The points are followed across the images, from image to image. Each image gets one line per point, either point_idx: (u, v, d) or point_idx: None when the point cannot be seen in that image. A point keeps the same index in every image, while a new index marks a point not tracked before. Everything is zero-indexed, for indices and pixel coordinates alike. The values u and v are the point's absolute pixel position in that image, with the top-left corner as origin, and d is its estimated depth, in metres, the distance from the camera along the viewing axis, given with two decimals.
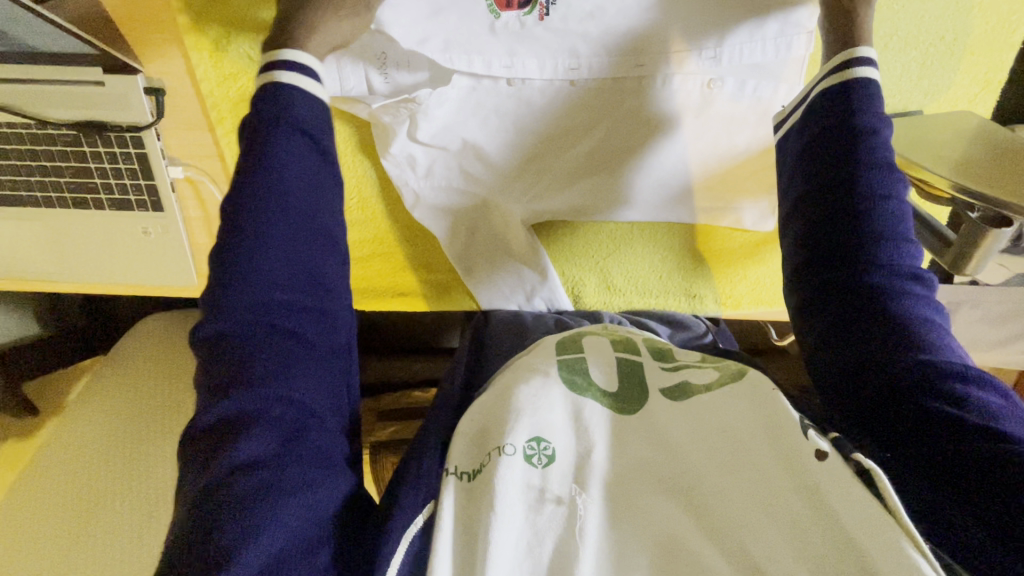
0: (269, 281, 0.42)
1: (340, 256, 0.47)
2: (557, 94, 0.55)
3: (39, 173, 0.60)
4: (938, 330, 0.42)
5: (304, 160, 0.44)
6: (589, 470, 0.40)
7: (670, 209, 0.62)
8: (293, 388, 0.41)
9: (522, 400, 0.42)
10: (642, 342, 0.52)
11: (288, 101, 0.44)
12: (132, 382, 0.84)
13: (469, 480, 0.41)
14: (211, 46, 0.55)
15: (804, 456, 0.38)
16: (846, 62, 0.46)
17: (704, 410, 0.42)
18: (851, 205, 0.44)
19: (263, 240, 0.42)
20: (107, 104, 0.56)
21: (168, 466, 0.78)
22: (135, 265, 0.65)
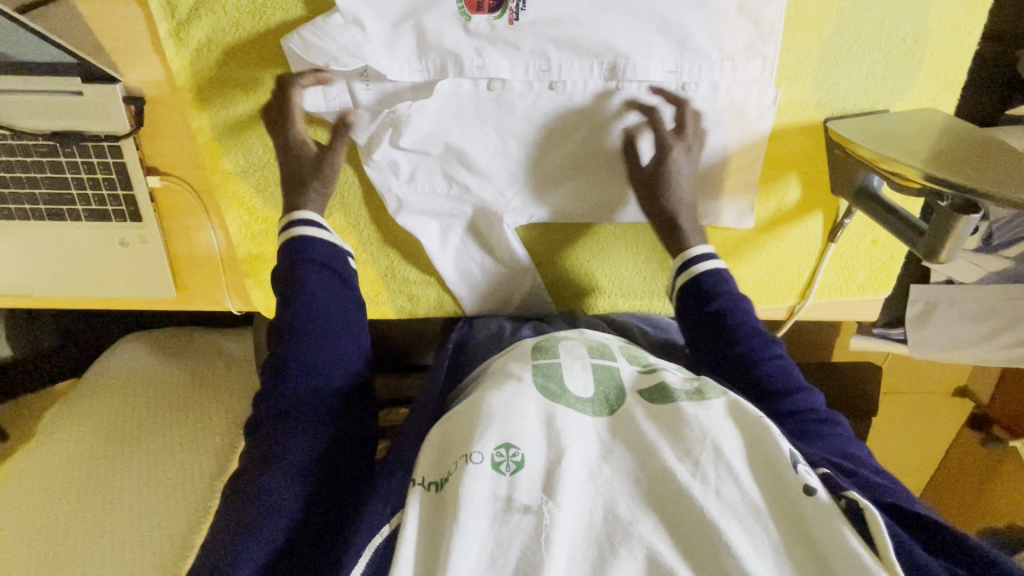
0: (295, 363, 0.52)
1: (359, 330, 0.57)
2: (536, 98, 0.56)
3: (12, 184, 0.59)
4: (848, 451, 0.52)
5: (321, 280, 0.55)
6: (557, 475, 0.41)
7: (651, 208, 0.62)
8: (321, 431, 0.49)
9: (488, 411, 0.44)
10: (618, 349, 0.57)
11: (299, 246, 0.55)
12: (109, 406, 0.82)
13: (436, 490, 0.44)
14: (192, 56, 0.55)
15: (793, 486, 0.42)
16: (686, 261, 0.58)
17: (682, 421, 0.45)
18: (737, 355, 0.55)
19: (293, 339, 0.52)
20: (84, 114, 0.56)
21: (147, 491, 0.75)
22: (114, 277, 0.64)
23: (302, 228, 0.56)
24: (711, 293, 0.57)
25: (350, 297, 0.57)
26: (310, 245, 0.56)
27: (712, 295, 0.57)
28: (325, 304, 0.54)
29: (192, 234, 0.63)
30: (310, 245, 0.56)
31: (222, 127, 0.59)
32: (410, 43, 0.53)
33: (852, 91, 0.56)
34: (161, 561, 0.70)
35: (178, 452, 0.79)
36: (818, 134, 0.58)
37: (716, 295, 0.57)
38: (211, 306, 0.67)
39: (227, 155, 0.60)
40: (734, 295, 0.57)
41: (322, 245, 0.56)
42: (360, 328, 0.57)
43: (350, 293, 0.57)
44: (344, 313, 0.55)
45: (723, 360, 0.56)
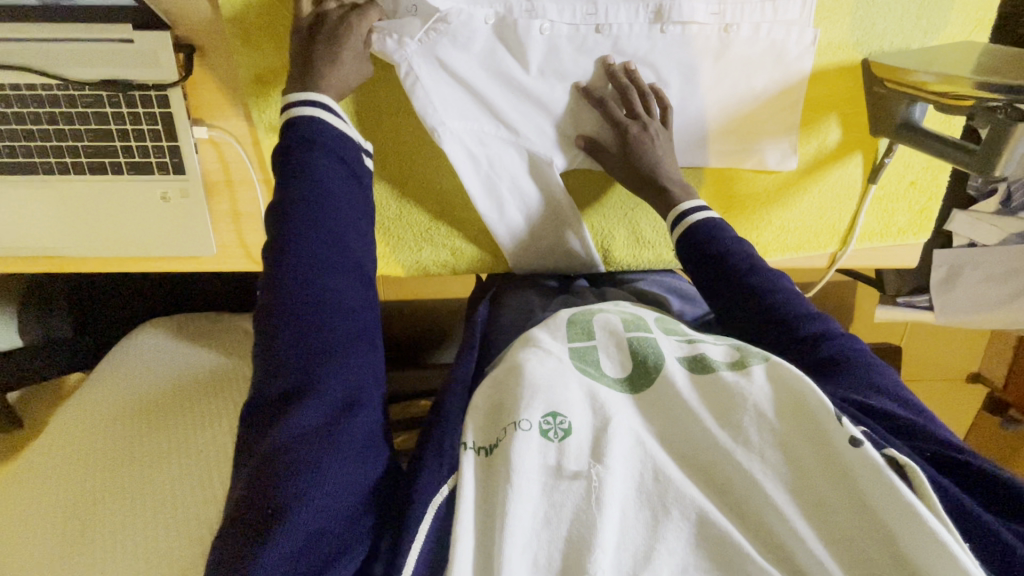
0: (305, 271, 0.47)
1: (368, 237, 0.53)
2: (582, 41, 0.57)
3: (55, 137, 0.58)
4: (874, 369, 0.51)
5: (332, 173, 0.51)
6: (605, 442, 0.40)
7: (695, 152, 0.63)
8: (340, 362, 0.45)
9: (531, 382, 0.42)
10: (653, 320, 0.52)
11: (308, 129, 0.51)
12: (133, 383, 0.79)
13: (486, 454, 0.42)
14: (244, 3, 0.56)
15: (836, 439, 0.39)
16: (680, 215, 0.59)
17: (725, 390, 0.42)
18: (751, 290, 0.55)
19: (298, 248, 0.47)
20: (132, 62, 0.56)
21: (174, 463, 0.70)
22: (154, 235, 0.63)
23: (306, 111, 0.51)
24: (710, 237, 0.58)
25: (363, 204, 0.54)
26: (320, 130, 0.52)
27: (711, 238, 0.58)
28: (332, 218, 0.50)
29: (237, 187, 0.63)
30: (321, 130, 0.52)
31: (270, 77, 0.59)
32: None
33: (888, 31, 0.58)
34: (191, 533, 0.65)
35: (206, 426, 0.75)
36: (856, 75, 0.60)
37: (716, 239, 0.58)
38: (251, 264, 0.66)
39: (274, 105, 0.60)
40: (731, 238, 0.58)
41: (334, 134, 0.52)
42: (370, 227, 0.54)
43: (362, 197, 0.54)
44: (355, 221, 0.52)
45: (740, 294, 0.56)
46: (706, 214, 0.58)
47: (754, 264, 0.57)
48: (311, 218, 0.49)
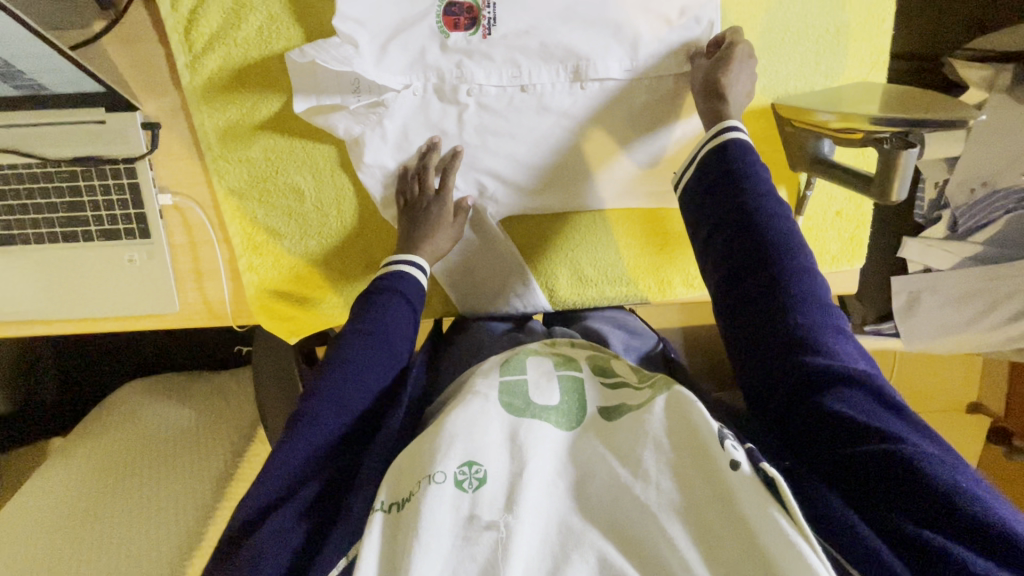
0: (331, 382, 0.51)
1: (400, 357, 0.57)
2: (509, 100, 0.63)
3: (32, 210, 0.63)
4: (839, 342, 0.46)
5: (396, 311, 0.58)
6: (517, 490, 0.41)
7: (625, 193, 0.67)
8: (321, 462, 0.49)
9: (451, 429, 0.44)
10: (584, 359, 0.55)
11: (394, 278, 0.60)
12: (108, 444, 0.80)
13: (396, 511, 0.43)
14: (205, 84, 0.62)
15: (721, 467, 0.40)
16: (720, 130, 0.56)
17: (630, 429, 0.44)
18: (751, 218, 0.51)
19: (334, 364, 0.53)
20: (103, 140, 0.62)
21: (136, 529, 0.72)
22: (121, 295, 0.67)
23: (400, 263, 0.61)
24: (730, 160, 0.54)
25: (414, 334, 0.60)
26: (401, 279, 0.60)
27: (730, 162, 0.54)
28: (374, 342, 0.55)
29: (198, 248, 0.67)
30: (401, 279, 0.60)
31: (227, 145, 0.64)
32: (402, 58, 0.61)
33: (790, 78, 0.64)
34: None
35: (175, 485, 0.76)
36: (768, 116, 0.65)
37: (735, 162, 0.54)
38: (214, 321, 0.70)
39: (235, 172, 0.65)
40: (752, 163, 0.54)
41: (412, 284, 0.61)
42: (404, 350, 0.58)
43: (414, 327, 0.59)
44: (393, 341, 0.57)
45: (734, 225, 0.51)
46: (740, 134, 0.54)
47: (761, 196, 0.52)
48: (362, 338, 0.55)
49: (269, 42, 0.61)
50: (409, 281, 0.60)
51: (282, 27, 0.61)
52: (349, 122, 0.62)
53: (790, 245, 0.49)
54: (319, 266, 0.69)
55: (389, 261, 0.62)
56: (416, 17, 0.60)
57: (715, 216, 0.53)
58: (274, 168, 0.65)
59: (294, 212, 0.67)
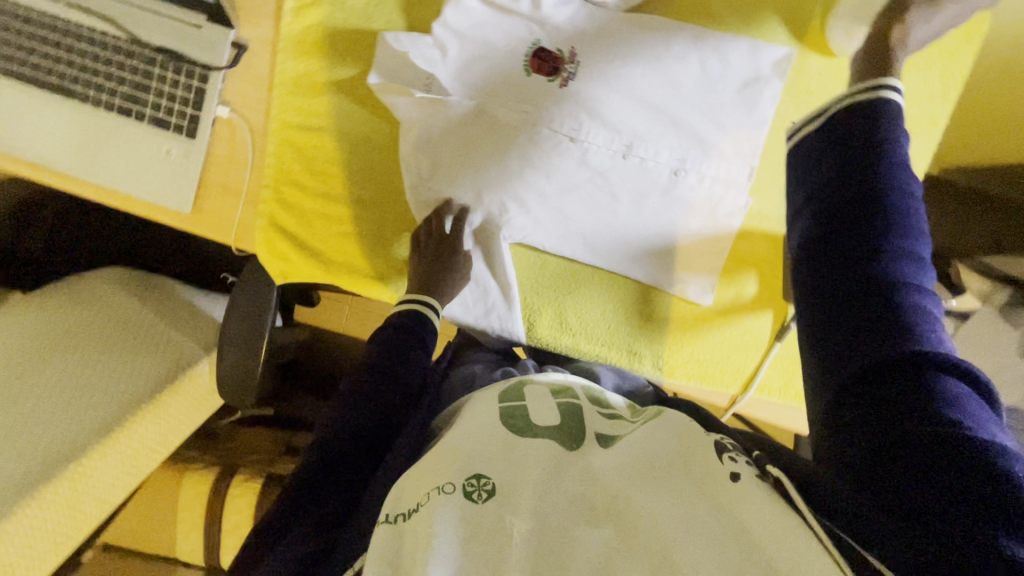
0: (345, 418, 0.59)
1: (410, 392, 0.63)
2: (558, 142, 0.68)
3: (102, 76, 0.68)
4: (931, 321, 0.42)
5: (408, 348, 0.65)
6: (521, 492, 0.37)
7: (630, 263, 0.70)
8: (329, 492, 0.54)
9: (456, 452, 0.41)
10: (581, 390, 0.56)
11: (414, 316, 0.67)
12: (62, 313, 0.79)
13: (405, 521, 0.38)
14: (300, 30, 0.68)
15: (719, 476, 0.37)
16: (875, 88, 0.48)
17: (638, 447, 0.40)
18: (874, 180, 0.45)
19: (348, 400, 0.61)
20: (192, 43, 0.67)
21: (55, 399, 0.70)
22: (144, 180, 0.69)
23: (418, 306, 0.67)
24: (878, 117, 0.47)
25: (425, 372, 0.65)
26: (420, 318, 0.67)
27: (877, 119, 0.47)
28: (388, 376, 0.62)
29: (231, 165, 0.70)
30: (420, 319, 0.67)
31: (298, 87, 0.69)
32: (478, 74, 0.67)
33: None
34: (31, 476, 0.62)
35: (110, 371, 0.75)
36: (776, 243, 0.69)
37: (880, 120, 0.47)
38: (216, 235, 0.72)
39: (293, 112, 0.69)
40: (898, 128, 0.47)
41: (428, 325, 0.67)
42: (416, 385, 0.64)
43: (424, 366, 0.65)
44: (404, 374, 0.63)
45: (850, 183, 0.46)
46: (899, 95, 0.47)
47: (895, 156, 0.46)
48: (377, 373, 0.62)
49: (370, 18, 0.67)
50: (422, 317, 0.66)
51: (386, 9, 0.67)
52: (411, 105, 0.66)
53: (908, 213, 0.45)
54: (331, 222, 0.72)
55: (404, 302, 0.68)
56: (504, 46, 0.66)
57: (829, 170, 0.48)
58: (329, 122, 0.70)
59: (331, 166, 0.71)
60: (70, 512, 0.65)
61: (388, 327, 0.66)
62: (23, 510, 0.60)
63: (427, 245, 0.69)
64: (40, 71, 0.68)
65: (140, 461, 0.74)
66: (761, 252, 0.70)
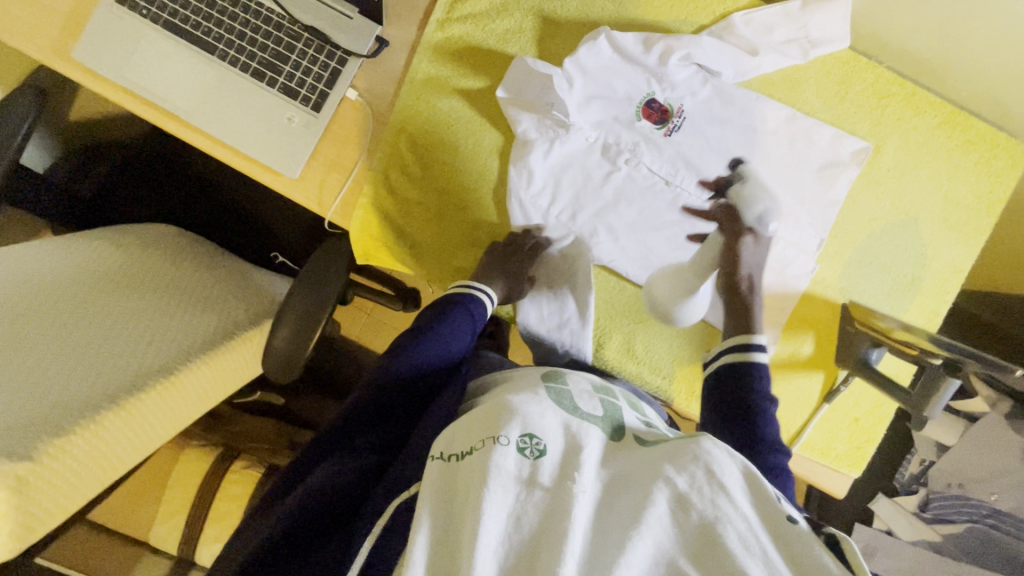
0: (392, 369, 0.67)
1: (446, 358, 0.71)
2: (654, 183, 0.74)
3: (246, 41, 0.71)
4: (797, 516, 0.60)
5: (457, 323, 0.72)
6: (573, 464, 0.45)
7: (702, 304, 0.75)
8: (370, 427, 0.64)
9: (508, 412, 0.49)
10: (619, 390, 0.63)
11: (465, 295, 0.72)
12: (128, 261, 0.78)
13: (457, 460, 0.47)
14: (440, 39, 0.74)
15: (776, 514, 0.43)
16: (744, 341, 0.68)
17: (675, 448, 0.47)
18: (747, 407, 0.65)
19: (399, 355, 0.69)
20: (340, 29, 0.71)
21: (114, 336, 0.67)
22: (260, 141, 0.72)
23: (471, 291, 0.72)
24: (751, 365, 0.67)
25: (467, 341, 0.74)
26: (471, 299, 0.72)
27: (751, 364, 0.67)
28: (433, 340, 0.70)
29: (347, 144, 0.73)
30: (472, 299, 0.72)
31: (425, 88, 0.74)
32: (594, 111, 0.73)
33: (867, 294, 0.75)
34: (93, 401, 0.56)
35: (172, 317, 0.72)
36: (837, 311, 0.74)
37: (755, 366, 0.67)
38: (314, 207, 0.74)
39: (417, 107, 0.73)
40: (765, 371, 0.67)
41: (478, 305, 0.72)
42: (454, 353, 0.72)
43: (469, 336, 0.73)
44: (446, 342, 0.71)
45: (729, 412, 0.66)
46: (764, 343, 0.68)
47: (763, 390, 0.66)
48: (426, 337, 0.70)
49: (506, 43, 0.74)
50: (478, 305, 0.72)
51: (521, 39, 0.74)
52: (530, 125, 0.72)
53: (770, 429, 0.64)
54: (429, 216, 0.75)
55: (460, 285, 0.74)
56: (621, 91, 0.73)
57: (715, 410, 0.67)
58: (446, 125, 0.74)
59: (440, 164, 0.74)
60: (109, 455, 0.56)
61: (441, 306, 0.73)
62: (81, 432, 0.53)
63: (500, 249, 0.74)
64: (189, 25, 0.71)
65: (176, 419, 0.67)
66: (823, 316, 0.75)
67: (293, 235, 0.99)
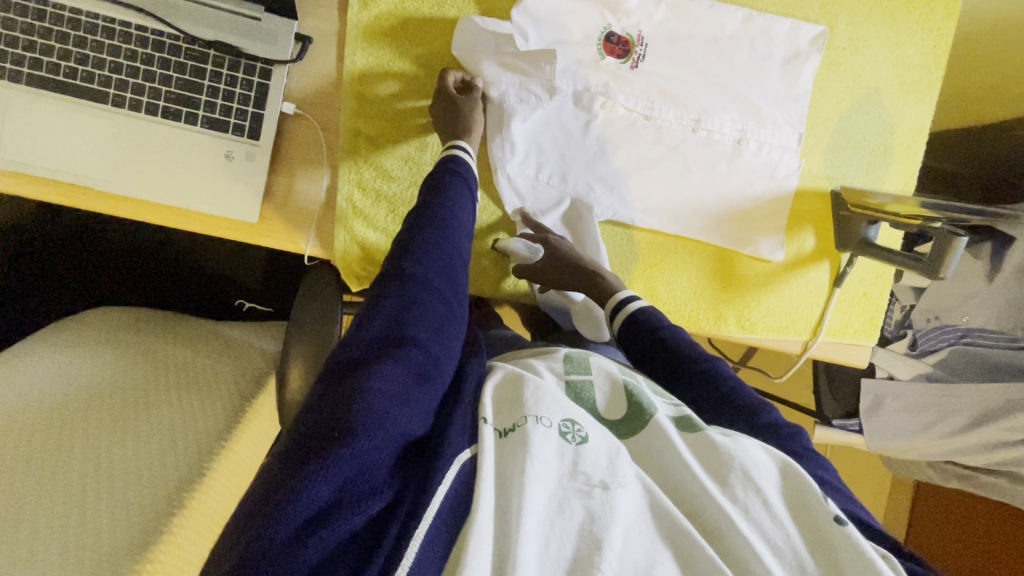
0: (425, 266, 0.52)
1: (467, 260, 0.58)
2: (632, 122, 0.71)
3: (141, 76, 0.59)
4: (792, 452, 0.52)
5: (463, 204, 0.59)
6: (616, 459, 0.43)
7: (709, 230, 0.75)
8: (423, 331, 0.48)
9: (550, 391, 0.46)
10: (645, 382, 0.57)
11: (454, 164, 0.61)
12: (104, 361, 0.68)
13: (502, 436, 0.44)
14: (369, 20, 0.65)
15: (821, 515, 0.42)
16: (616, 302, 0.68)
17: (715, 446, 0.46)
18: (665, 349, 0.62)
19: (425, 247, 0.53)
20: (251, 36, 0.60)
21: (120, 452, 0.58)
22: (200, 189, 0.62)
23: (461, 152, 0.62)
24: (641, 317, 0.65)
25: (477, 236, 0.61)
26: (462, 167, 0.61)
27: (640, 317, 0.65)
28: (455, 232, 0.56)
29: (304, 166, 0.66)
30: (463, 168, 0.62)
31: (369, 83, 0.66)
32: (558, 60, 0.67)
33: (849, 176, 0.78)
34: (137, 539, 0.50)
35: (170, 408, 0.64)
36: (827, 198, 0.77)
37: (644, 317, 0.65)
38: (288, 245, 0.66)
39: (367, 106, 0.67)
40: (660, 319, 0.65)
41: (467, 169, 0.62)
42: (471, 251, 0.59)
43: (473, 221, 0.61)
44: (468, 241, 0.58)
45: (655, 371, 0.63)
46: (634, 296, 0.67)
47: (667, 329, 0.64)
48: (442, 222, 0.56)
49: (442, 6, 0.66)
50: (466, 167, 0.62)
51: None
52: (505, 88, 0.67)
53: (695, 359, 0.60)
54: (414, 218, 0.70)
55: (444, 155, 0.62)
56: (578, 31, 0.68)
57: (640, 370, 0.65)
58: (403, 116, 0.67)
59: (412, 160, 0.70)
60: None
61: (433, 180, 0.60)
62: None
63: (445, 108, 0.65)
64: (62, 74, 0.58)
65: None
66: (816, 207, 0.77)
67: (258, 273, 0.90)
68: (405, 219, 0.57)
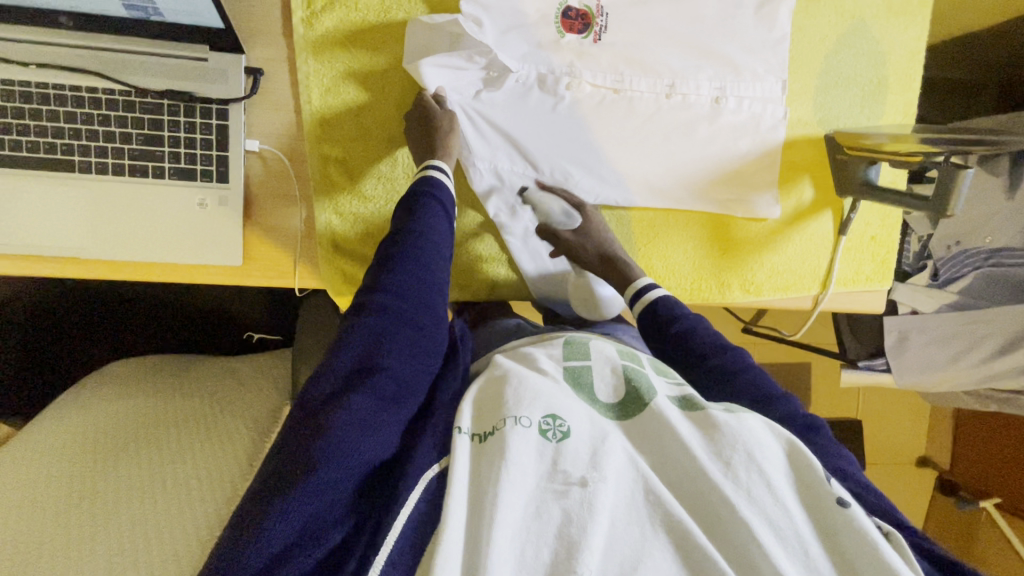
0: (395, 288, 0.51)
1: (444, 277, 0.56)
2: (602, 97, 0.68)
3: (100, 137, 0.59)
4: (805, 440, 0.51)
5: (434, 218, 0.57)
6: (602, 451, 0.41)
7: (698, 197, 0.72)
8: (392, 356, 0.47)
9: (532, 387, 0.45)
10: (647, 359, 0.56)
11: (428, 182, 0.59)
12: (123, 408, 0.71)
13: (481, 442, 0.44)
14: (317, 39, 0.63)
15: (824, 498, 0.41)
16: (635, 291, 0.66)
17: (714, 427, 0.44)
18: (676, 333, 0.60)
19: (400, 270, 0.52)
20: (202, 78, 0.59)
21: (146, 498, 0.59)
22: (178, 239, 0.62)
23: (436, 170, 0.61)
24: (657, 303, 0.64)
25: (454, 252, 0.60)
26: (435, 184, 0.60)
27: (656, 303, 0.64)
28: (427, 249, 0.55)
29: (279, 200, 0.66)
30: (435, 184, 0.60)
31: (328, 104, 0.65)
32: (515, 48, 0.65)
33: (842, 117, 0.74)
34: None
35: (189, 455, 0.65)
36: (820, 144, 0.74)
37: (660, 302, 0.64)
38: (275, 280, 0.66)
39: (331, 129, 0.65)
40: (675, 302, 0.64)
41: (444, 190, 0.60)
42: (449, 265, 0.57)
43: (450, 233, 0.59)
44: (444, 255, 0.56)
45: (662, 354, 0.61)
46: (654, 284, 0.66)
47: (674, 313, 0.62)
48: (416, 241, 0.54)
49: (389, 12, 0.64)
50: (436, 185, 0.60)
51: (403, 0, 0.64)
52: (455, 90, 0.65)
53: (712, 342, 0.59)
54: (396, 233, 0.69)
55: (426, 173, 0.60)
56: (533, 11, 0.64)
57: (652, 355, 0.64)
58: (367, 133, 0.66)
59: (384, 177, 0.69)
60: None
61: (409, 203, 0.58)
62: None
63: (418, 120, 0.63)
64: (23, 148, 0.58)
65: None
66: (809, 155, 0.74)
67: (261, 305, 0.91)
68: (381, 243, 0.56)
